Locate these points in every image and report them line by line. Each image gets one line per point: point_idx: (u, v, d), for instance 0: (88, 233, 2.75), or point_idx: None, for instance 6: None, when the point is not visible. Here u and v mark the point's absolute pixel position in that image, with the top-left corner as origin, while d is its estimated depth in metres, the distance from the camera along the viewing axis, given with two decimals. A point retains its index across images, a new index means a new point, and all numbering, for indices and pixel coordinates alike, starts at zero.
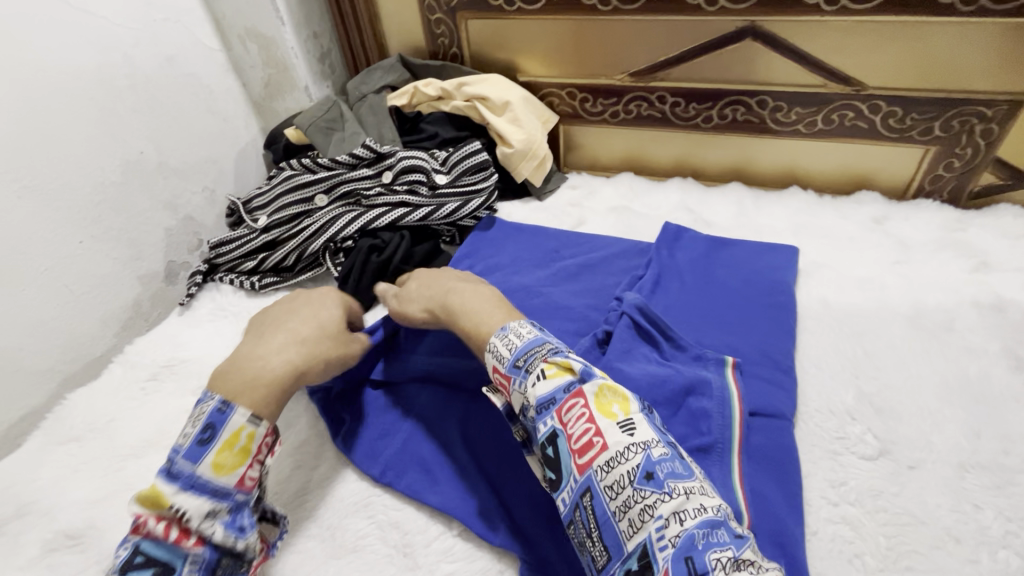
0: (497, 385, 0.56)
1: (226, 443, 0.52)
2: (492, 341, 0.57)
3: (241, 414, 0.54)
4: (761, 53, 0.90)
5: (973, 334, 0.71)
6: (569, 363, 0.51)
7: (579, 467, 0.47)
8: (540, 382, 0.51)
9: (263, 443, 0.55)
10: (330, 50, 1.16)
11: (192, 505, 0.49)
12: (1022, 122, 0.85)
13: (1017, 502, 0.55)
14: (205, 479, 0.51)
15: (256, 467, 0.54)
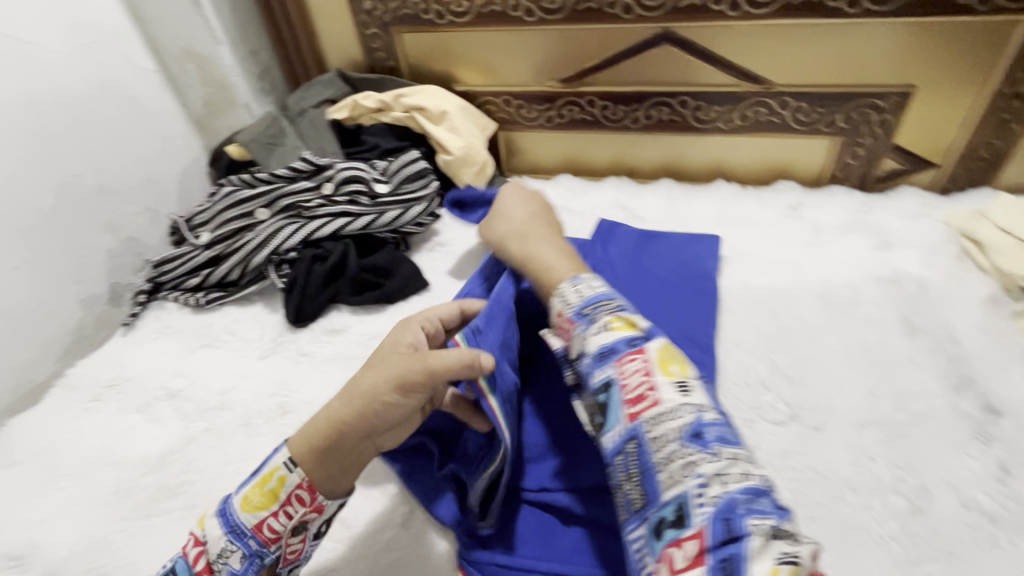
0: (559, 328, 0.63)
1: (260, 481, 0.54)
2: (562, 288, 0.65)
3: (284, 455, 0.54)
4: (677, 57, 0.97)
5: (874, 306, 0.78)
6: (634, 322, 0.59)
7: (628, 414, 0.53)
8: (603, 333, 0.58)
9: (293, 495, 0.53)
10: (270, 67, 1.18)
11: (214, 535, 0.53)
12: (912, 111, 0.94)
13: (907, 452, 0.61)
14: (233, 514, 0.53)
15: (278, 518, 0.53)
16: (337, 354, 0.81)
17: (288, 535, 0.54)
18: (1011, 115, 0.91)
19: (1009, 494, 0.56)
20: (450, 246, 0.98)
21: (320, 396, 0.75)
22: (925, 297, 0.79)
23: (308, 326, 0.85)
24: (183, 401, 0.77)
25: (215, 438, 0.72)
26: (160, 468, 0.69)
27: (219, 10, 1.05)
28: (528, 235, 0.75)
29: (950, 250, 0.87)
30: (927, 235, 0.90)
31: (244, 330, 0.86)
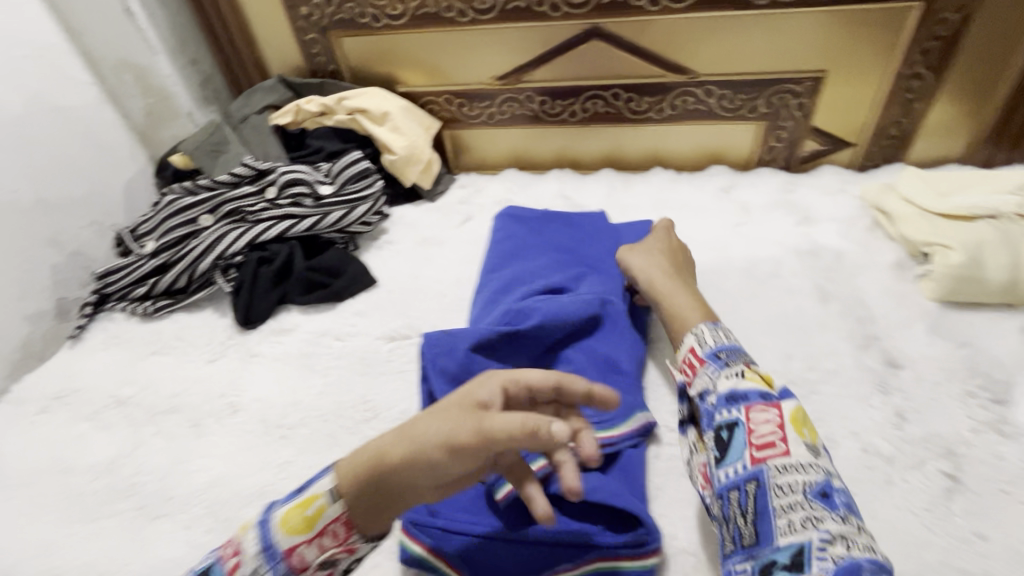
0: (684, 364, 0.60)
1: (303, 503, 0.48)
2: (700, 327, 0.62)
3: (329, 484, 0.48)
4: (605, 51, 1.01)
5: (793, 277, 0.84)
6: (768, 377, 0.55)
7: (752, 456, 0.49)
8: (736, 377, 0.54)
9: (335, 526, 0.47)
10: (212, 75, 1.19)
11: (246, 551, 0.47)
12: (825, 94, 1.00)
13: (816, 407, 0.66)
14: (269, 531, 0.47)
15: (315, 547, 0.47)
16: (286, 352, 0.83)
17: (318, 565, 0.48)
18: (913, 95, 0.98)
19: (903, 437, 0.62)
20: (398, 243, 1.00)
21: (270, 394, 0.77)
22: (840, 266, 0.85)
23: (257, 327, 0.87)
24: (133, 408, 0.77)
25: (165, 440, 0.73)
26: (110, 473, 0.70)
27: (155, 20, 1.06)
28: (663, 276, 0.73)
29: (864, 221, 0.92)
30: (845, 209, 0.96)
31: (193, 335, 0.87)
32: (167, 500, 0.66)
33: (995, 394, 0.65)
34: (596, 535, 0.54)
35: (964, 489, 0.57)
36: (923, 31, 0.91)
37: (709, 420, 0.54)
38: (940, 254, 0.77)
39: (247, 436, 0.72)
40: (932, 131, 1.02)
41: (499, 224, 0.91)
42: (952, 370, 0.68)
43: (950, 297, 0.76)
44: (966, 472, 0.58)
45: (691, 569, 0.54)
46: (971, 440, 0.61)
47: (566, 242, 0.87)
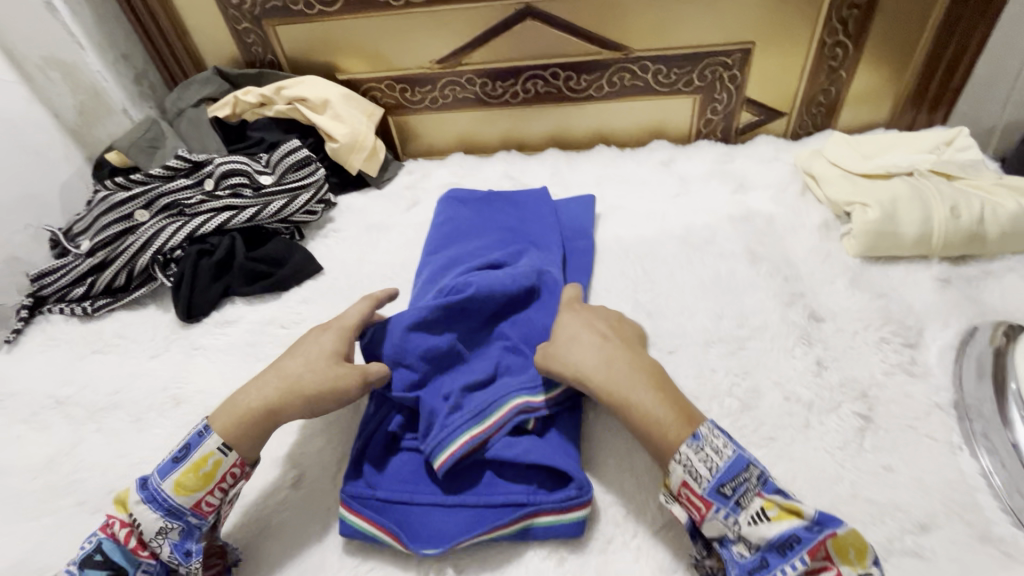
0: (686, 502, 0.51)
1: (192, 465, 0.55)
2: (682, 452, 0.51)
3: (215, 440, 0.56)
4: (541, 30, 1.02)
5: (727, 241, 0.86)
6: (795, 506, 0.48)
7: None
8: (764, 524, 0.47)
9: (230, 472, 0.56)
10: (146, 70, 1.16)
11: (148, 519, 0.53)
12: (755, 66, 1.03)
13: (744, 361, 0.69)
14: (166, 497, 0.54)
15: (216, 493, 0.55)
16: (230, 343, 0.82)
17: (225, 504, 0.57)
18: (837, 63, 1.02)
19: (821, 383, 0.65)
20: (343, 230, 1.00)
21: (213, 384, 0.77)
22: (771, 229, 0.88)
23: (201, 321, 0.86)
24: (73, 407, 0.76)
25: (107, 436, 0.72)
26: (49, 472, 0.69)
27: (79, 15, 1.03)
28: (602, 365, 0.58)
29: (795, 186, 0.96)
30: (778, 175, 0.99)
31: (135, 332, 0.86)
32: (107, 494, 0.66)
33: (907, 338, 0.69)
34: (532, 496, 0.56)
35: (875, 426, 0.61)
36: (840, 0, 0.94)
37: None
38: (859, 212, 0.81)
39: (191, 426, 0.72)
40: (858, 97, 1.06)
41: (441, 207, 0.92)
42: (869, 319, 0.72)
43: (870, 252, 0.80)
44: (878, 412, 0.62)
45: (621, 518, 0.57)
46: (883, 382, 0.65)
47: (508, 221, 0.88)
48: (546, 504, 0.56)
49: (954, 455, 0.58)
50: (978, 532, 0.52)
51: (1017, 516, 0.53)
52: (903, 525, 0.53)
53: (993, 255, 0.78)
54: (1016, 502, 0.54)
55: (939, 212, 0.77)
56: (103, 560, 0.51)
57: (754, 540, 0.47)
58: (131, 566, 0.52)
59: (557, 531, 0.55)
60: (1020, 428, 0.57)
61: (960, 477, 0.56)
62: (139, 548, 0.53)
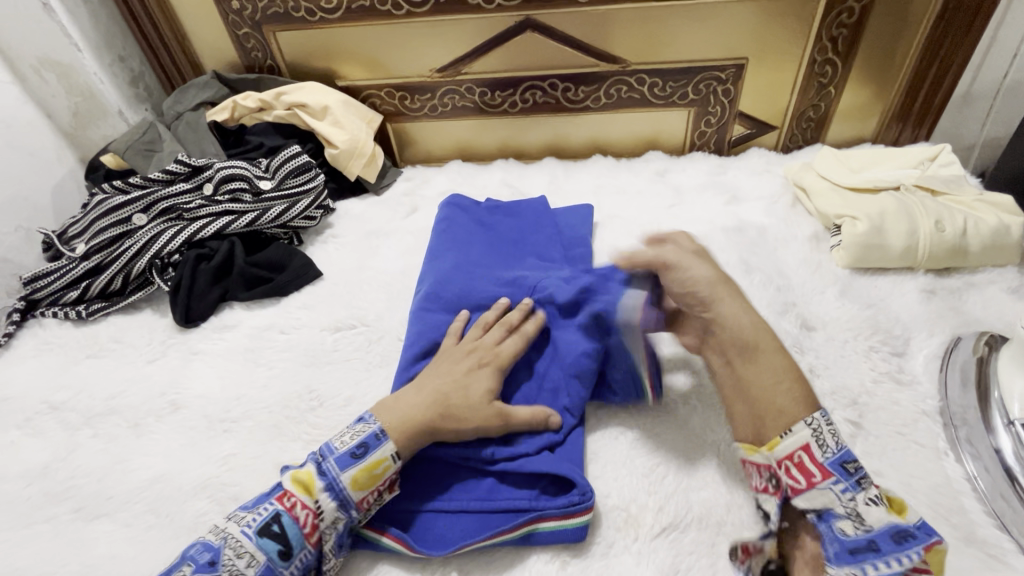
0: (797, 465, 0.52)
1: (369, 465, 0.56)
2: (815, 417, 0.53)
3: (389, 446, 0.57)
4: (540, 42, 1.04)
5: (722, 252, 0.88)
6: (903, 505, 0.50)
7: None
8: (877, 509, 0.49)
9: (393, 477, 0.57)
10: (143, 72, 1.16)
11: (326, 507, 0.54)
12: (747, 81, 1.06)
13: None
14: (344, 488, 0.55)
15: (377, 496, 0.57)
16: (229, 348, 0.82)
17: (373, 510, 0.58)
18: (826, 80, 1.05)
19: (813, 390, 0.67)
20: (342, 236, 1.00)
21: (212, 390, 0.76)
22: (764, 240, 0.90)
23: (199, 326, 0.86)
24: (67, 412, 0.76)
25: (103, 442, 0.72)
26: (44, 478, 0.68)
27: (76, 17, 1.01)
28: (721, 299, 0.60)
29: (786, 199, 0.98)
30: (769, 187, 1.02)
31: (131, 337, 0.85)
32: (106, 499, 0.65)
33: (894, 347, 0.72)
34: (541, 501, 0.57)
35: (865, 433, 0.63)
36: (830, 20, 0.97)
37: (840, 552, 0.48)
38: (849, 224, 0.84)
39: (190, 431, 0.72)
40: (845, 113, 1.10)
41: (440, 213, 0.92)
42: (858, 328, 0.74)
43: (858, 264, 0.83)
44: (867, 418, 0.64)
45: (622, 523, 0.58)
46: (872, 390, 0.67)
47: (509, 232, 0.89)
48: (553, 507, 0.57)
49: (940, 460, 0.60)
50: (962, 534, 0.54)
51: (1001, 520, 0.55)
52: None
53: (975, 267, 0.81)
54: (999, 506, 0.56)
55: (925, 225, 0.80)
56: (280, 533, 0.51)
57: (870, 522, 0.48)
58: (298, 547, 0.52)
59: (562, 535, 0.56)
60: (1004, 435, 0.59)
61: (946, 482, 0.59)
62: (310, 533, 0.53)
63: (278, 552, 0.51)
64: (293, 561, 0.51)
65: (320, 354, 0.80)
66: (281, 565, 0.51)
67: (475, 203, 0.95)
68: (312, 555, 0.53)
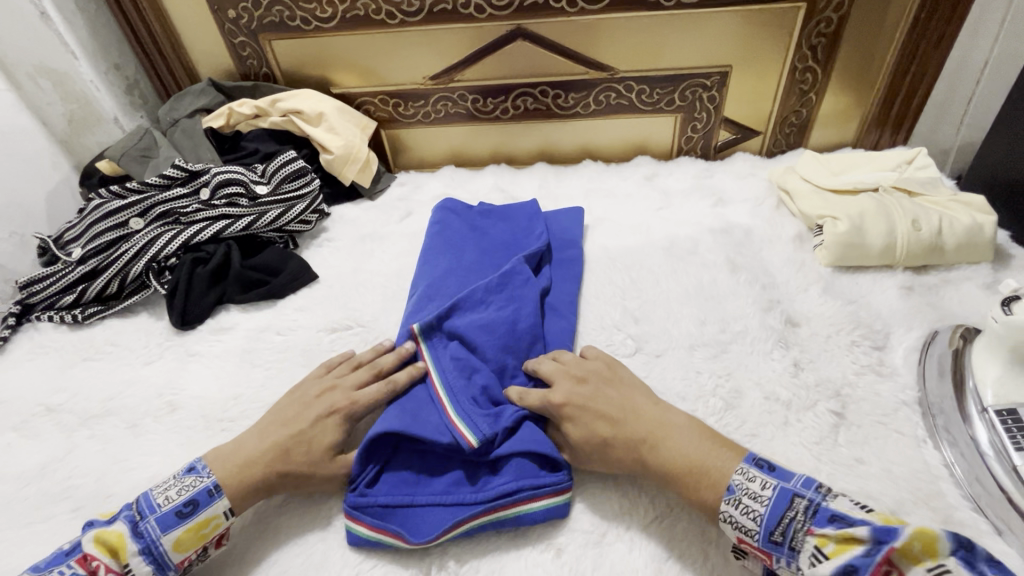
0: (750, 554, 0.52)
1: (196, 525, 0.56)
2: (723, 507, 0.53)
3: (223, 504, 0.57)
4: (531, 50, 1.06)
5: (709, 253, 0.90)
6: (848, 533, 0.46)
7: None
8: (820, 563, 0.47)
9: (224, 535, 0.58)
10: (137, 80, 1.17)
11: (137, 570, 0.53)
12: (732, 88, 1.10)
13: (726, 363, 0.73)
14: (162, 550, 0.54)
15: (203, 553, 0.57)
16: (226, 349, 0.83)
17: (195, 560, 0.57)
18: (807, 86, 1.09)
19: (798, 383, 0.69)
20: (337, 239, 1.02)
21: (209, 390, 0.77)
22: (749, 241, 0.92)
23: (195, 328, 0.87)
24: (64, 414, 0.76)
25: (100, 443, 0.72)
26: (41, 479, 0.68)
27: (73, 26, 1.03)
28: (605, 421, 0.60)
29: (770, 201, 1.01)
30: (754, 190, 1.05)
31: (127, 340, 0.86)
32: (103, 498, 0.66)
33: (875, 341, 0.74)
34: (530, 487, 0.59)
35: (848, 423, 0.65)
36: (809, 29, 1.01)
37: None
38: (830, 224, 0.86)
39: (188, 430, 0.72)
40: (827, 118, 1.14)
41: (436, 215, 0.94)
42: (840, 323, 0.77)
43: (840, 263, 0.86)
44: (850, 409, 0.67)
45: (616, 511, 0.60)
46: (854, 381, 0.70)
47: (500, 235, 0.91)
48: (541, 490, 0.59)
49: (919, 448, 0.63)
50: (941, 517, 0.56)
51: (977, 503, 0.58)
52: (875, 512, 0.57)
53: (950, 264, 0.84)
54: (976, 490, 0.58)
55: (903, 225, 0.83)
56: None
57: None
58: None
59: (553, 512, 0.59)
60: (978, 422, 0.62)
61: (925, 468, 0.61)
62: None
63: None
64: None
65: (315, 355, 0.81)
66: None
67: (468, 206, 0.97)
68: None
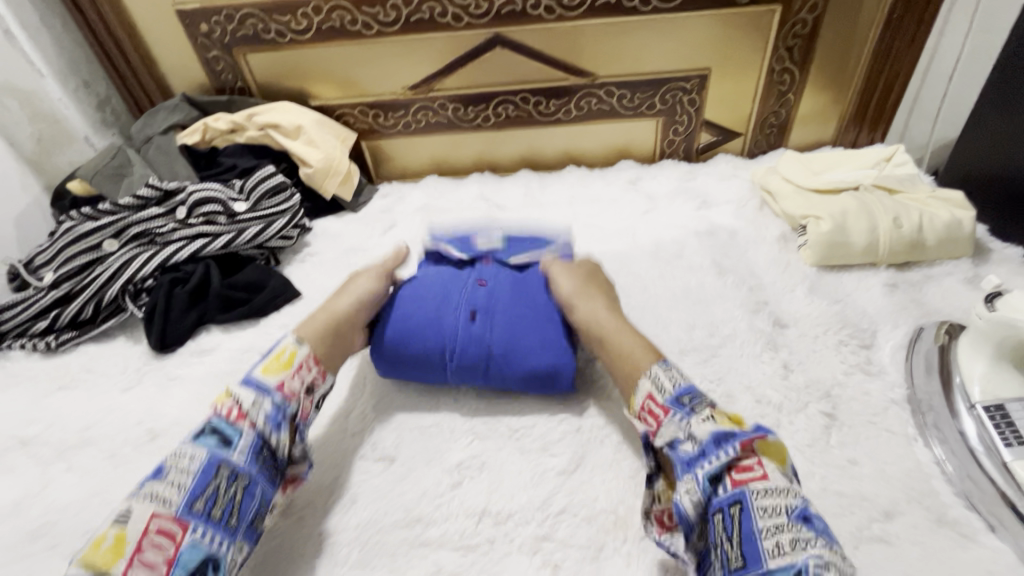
0: (647, 414, 0.56)
1: (274, 356, 0.62)
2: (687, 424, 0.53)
3: (293, 336, 0.64)
4: (510, 57, 1.06)
5: (695, 256, 0.90)
6: (738, 417, 0.52)
7: (731, 482, 0.48)
8: (708, 423, 0.52)
9: (307, 362, 0.63)
10: (109, 97, 1.14)
11: (245, 394, 0.58)
12: (711, 91, 1.10)
13: (717, 368, 0.73)
14: (258, 377, 0.59)
15: (297, 381, 0.61)
16: (208, 372, 0.81)
17: (304, 396, 0.62)
18: (785, 87, 1.10)
19: (789, 385, 0.69)
20: (320, 254, 1.00)
21: (191, 415, 0.75)
22: (734, 242, 0.93)
23: (175, 350, 0.84)
24: (39, 447, 0.73)
25: (78, 475, 0.69)
26: (15, 516, 0.66)
27: (41, 46, 1.01)
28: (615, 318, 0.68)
29: (753, 202, 1.02)
30: (737, 191, 1.05)
31: (104, 366, 0.83)
32: (82, 534, 0.63)
33: (862, 340, 0.74)
34: (522, 245, 0.78)
35: (840, 423, 0.65)
36: (785, 31, 1.02)
37: (682, 467, 0.51)
38: (813, 224, 0.87)
39: None
40: (806, 119, 1.15)
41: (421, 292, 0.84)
42: (827, 323, 0.77)
43: (824, 261, 0.86)
44: (841, 410, 0.67)
45: (613, 525, 0.58)
46: (844, 381, 0.70)
47: None
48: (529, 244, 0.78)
49: (910, 446, 0.63)
50: (936, 516, 0.57)
51: (969, 500, 0.58)
52: (870, 514, 0.57)
53: (933, 260, 0.85)
54: (968, 487, 0.59)
55: (885, 222, 0.84)
56: (214, 431, 0.55)
57: (701, 437, 0.51)
58: (234, 434, 0.55)
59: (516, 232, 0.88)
60: (967, 418, 0.61)
61: (917, 466, 0.61)
62: (241, 419, 0.56)
63: (218, 442, 0.54)
64: (235, 445, 0.55)
65: None
66: (226, 450, 0.54)
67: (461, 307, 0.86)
68: (252, 436, 0.56)
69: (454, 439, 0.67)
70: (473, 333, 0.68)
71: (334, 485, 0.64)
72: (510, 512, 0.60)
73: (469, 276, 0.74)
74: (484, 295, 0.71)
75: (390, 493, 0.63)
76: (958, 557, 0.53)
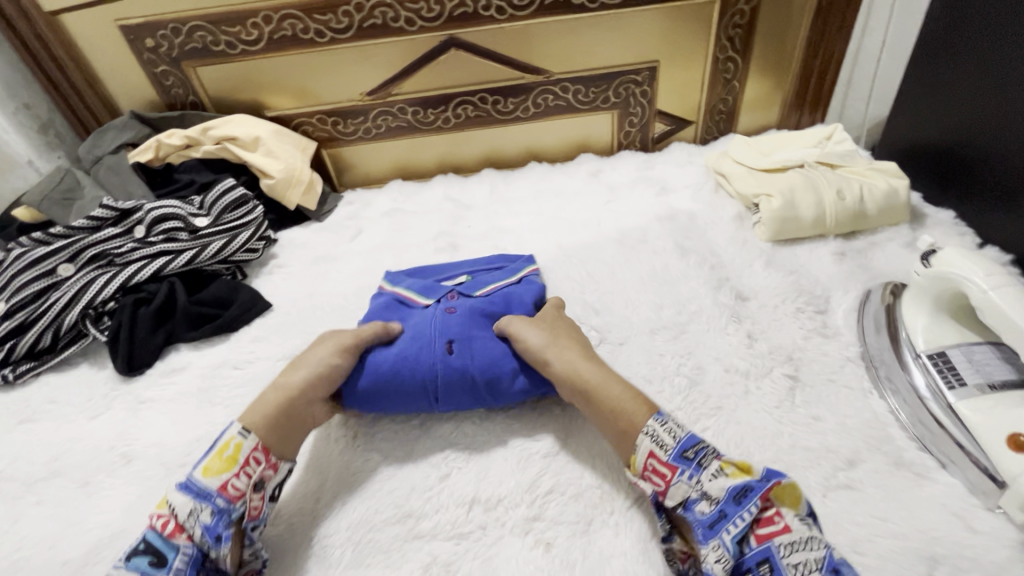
0: (650, 471, 0.54)
1: (216, 451, 0.56)
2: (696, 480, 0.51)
3: (237, 425, 0.58)
4: (465, 58, 1.07)
5: (659, 240, 0.93)
6: (747, 464, 0.51)
7: (755, 538, 0.47)
8: (718, 478, 0.51)
9: (252, 455, 0.58)
10: (52, 119, 1.10)
11: (179, 504, 0.53)
12: (662, 82, 1.15)
13: (686, 343, 0.76)
14: (196, 480, 0.54)
15: (242, 477, 0.56)
16: (180, 391, 0.79)
17: (252, 493, 0.57)
18: (730, 75, 1.15)
19: (754, 353, 0.73)
20: (288, 265, 0.99)
21: (167, 436, 0.73)
22: (694, 225, 0.96)
23: (144, 373, 0.82)
24: (3, 483, 0.70)
25: (49, 507, 0.67)
26: None
27: None
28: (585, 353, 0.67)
29: (709, 185, 1.06)
30: (693, 176, 1.09)
31: (68, 395, 0.80)
32: (61, 565, 0.61)
33: (818, 306, 0.79)
34: (486, 278, 0.78)
35: (802, 384, 0.70)
36: (726, 22, 1.07)
37: (704, 531, 0.49)
38: (765, 201, 0.92)
39: (149, 479, 0.68)
40: (751, 104, 1.21)
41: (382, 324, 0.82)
42: (785, 293, 0.81)
43: (779, 236, 0.91)
44: (803, 371, 0.71)
45: (598, 499, 0.60)
46: (803, 345, 0.74)
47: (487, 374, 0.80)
48: (493, 276, 0.79)
49: (868, 399, 0.68)
50: (894, 459, 0.61)
51: (921, 442, 0.62)
52: (835, 463, 0.61)
53: (875, 227, 0.91)
54: (920, 430, 0.63)
55: (829, 196, 0.90)
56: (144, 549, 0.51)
57: (715, 493, 0.50)
58: (169, 552, 0.51)
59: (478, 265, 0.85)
60: (915, 368, 0.66)
61: (874, 417, 0.66)
62: (175, 533, 0.52)
63: (150, 563, 0.51)
64: (170, 565, 0.51)
65: None
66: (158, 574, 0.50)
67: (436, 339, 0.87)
68: (191, 549, 0.52)
69: (439, 434, 0.68)
70: (454, 366, 0.66)
71: (322, 492, 0.64)
72: (500, 497, 0.61)
73: (434, 308, 0.73)
74: (455, 323, 0.69)
75: (380, 495, 0.63)
76: (917, 495, 0.58)
